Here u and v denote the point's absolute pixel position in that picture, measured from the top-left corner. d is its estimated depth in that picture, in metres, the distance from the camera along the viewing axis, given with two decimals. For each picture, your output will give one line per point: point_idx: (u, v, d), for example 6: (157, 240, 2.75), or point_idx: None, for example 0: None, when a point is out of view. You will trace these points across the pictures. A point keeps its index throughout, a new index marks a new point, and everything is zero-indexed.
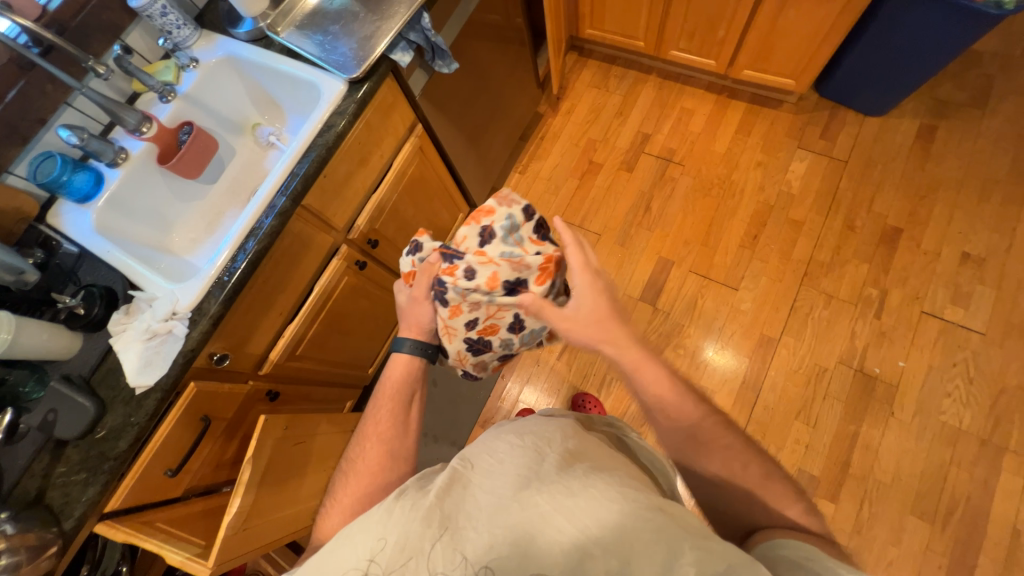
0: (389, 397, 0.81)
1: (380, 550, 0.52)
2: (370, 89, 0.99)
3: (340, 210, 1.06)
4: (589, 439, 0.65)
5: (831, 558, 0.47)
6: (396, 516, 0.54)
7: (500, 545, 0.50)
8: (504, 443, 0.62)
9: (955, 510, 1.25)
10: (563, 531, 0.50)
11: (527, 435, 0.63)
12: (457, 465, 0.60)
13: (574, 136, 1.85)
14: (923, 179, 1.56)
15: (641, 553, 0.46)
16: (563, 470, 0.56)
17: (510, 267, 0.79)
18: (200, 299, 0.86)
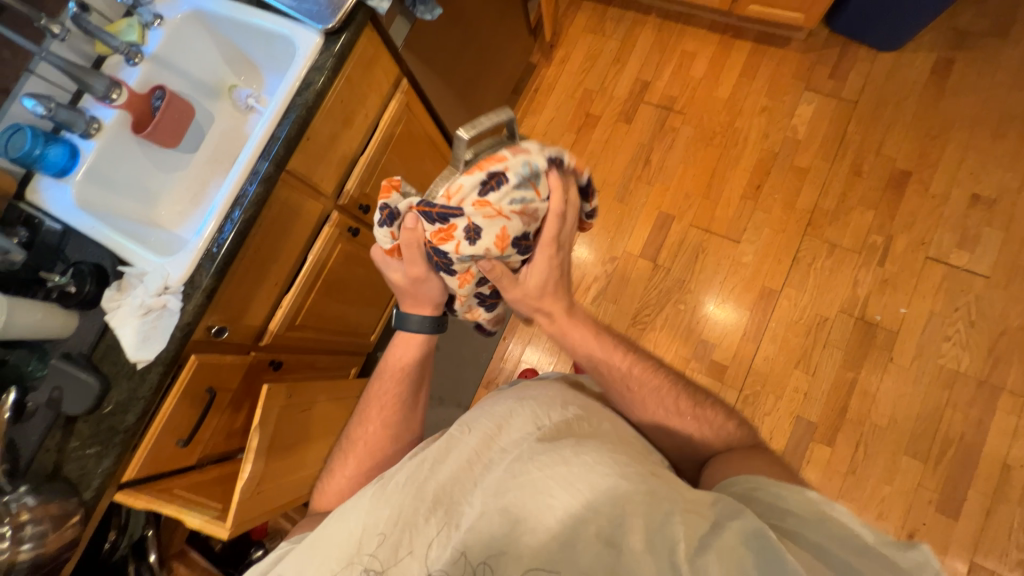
0: (391, 377, 0.78)
1: (376, 525, 0.53)
2: (347, 40, 0.92)
3: (327, 175, 1.02)
4: (585, 405, 0.66)
5: (769, 483, 0.54)
6: (391, 492, 0.56)
7: (493, 515, 0.51)
8: (499, 413, 0.63)
9: (948, 449, 1.29)
10: (555, 496, 0.50)
11: (524, 402, 0.64)
12: (451, 435, 0.61)
13: (569, 87, 1.76)
14: (936, 118, 1.49)
15: (631, 514, 0.47)
16: (558, 438, 0.57)
17: (520, 220, 0.62)
18: (191, 273, 0.85)
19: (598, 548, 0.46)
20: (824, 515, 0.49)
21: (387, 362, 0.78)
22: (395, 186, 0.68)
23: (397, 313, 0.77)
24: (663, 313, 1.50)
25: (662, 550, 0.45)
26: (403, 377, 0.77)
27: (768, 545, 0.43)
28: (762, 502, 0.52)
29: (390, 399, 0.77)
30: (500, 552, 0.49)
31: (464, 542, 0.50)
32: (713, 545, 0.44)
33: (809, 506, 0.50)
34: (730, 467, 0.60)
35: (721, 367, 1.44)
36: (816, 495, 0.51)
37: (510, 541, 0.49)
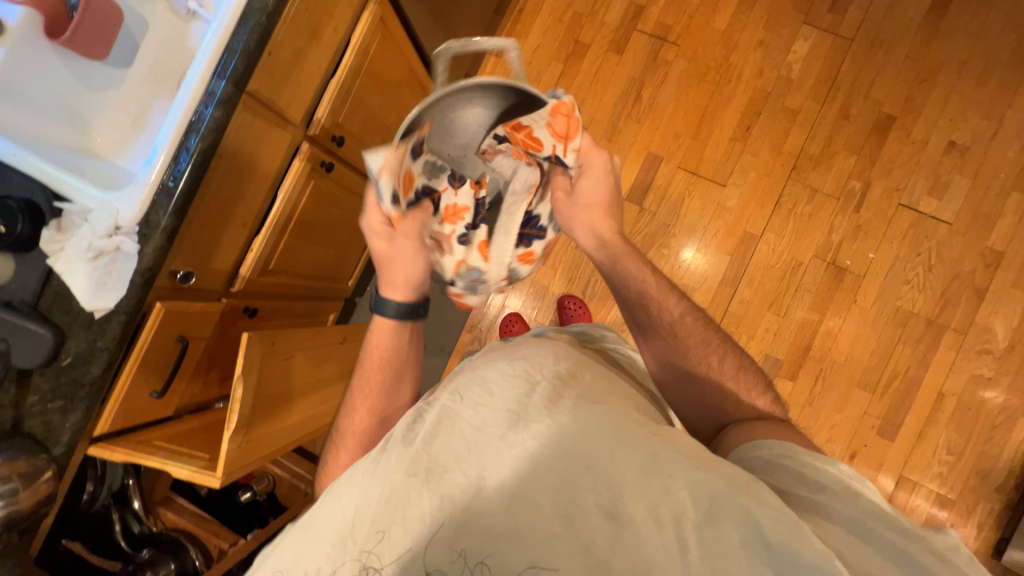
0: (373, 365, 0.78)
1: (369, 503, 0.53)
2: None
3: (295, 99, 0.90)
4: (580, 360, 0.65)
5: (802, 452, 0.57)
6: (382, 469, 0.54)
7: (489, 488, 0.51)
8: (493, 374, 0.60)
9: (894, 381, 1.42)
10: (553, 466, 0.51)
11: (518, 361, 0.61)
12: (444, 401, 0.59)
13: (557, 9, 1.61)
14: (926, 60, 1.46)
15: (633, 488, 0.49)
16: (555, 402, 0.56)
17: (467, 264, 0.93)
18: (147, 211, 0.74)
19: (599, 519, 0.48)
20: (857, 490, 0.51)
21: (370, 354, 0.79)
22: (455, 216, 0.87)
23: (376, 297, 0.80)
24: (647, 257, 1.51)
25: (666, 516, 0.48)
26: (390, 355, 0.79)
27: (787, 524, 0.45)
28: (796, 468, 0.55)
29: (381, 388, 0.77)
30: (497, 524, 0.49)
31: (458, 513, 0.51)
32: (718, 513, 0.47)
33: (845, 479, 0.53)
34: (757, 431, 0.63)
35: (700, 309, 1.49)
36: (848, 469, 0.54)
37: (508, 516, 0.50)
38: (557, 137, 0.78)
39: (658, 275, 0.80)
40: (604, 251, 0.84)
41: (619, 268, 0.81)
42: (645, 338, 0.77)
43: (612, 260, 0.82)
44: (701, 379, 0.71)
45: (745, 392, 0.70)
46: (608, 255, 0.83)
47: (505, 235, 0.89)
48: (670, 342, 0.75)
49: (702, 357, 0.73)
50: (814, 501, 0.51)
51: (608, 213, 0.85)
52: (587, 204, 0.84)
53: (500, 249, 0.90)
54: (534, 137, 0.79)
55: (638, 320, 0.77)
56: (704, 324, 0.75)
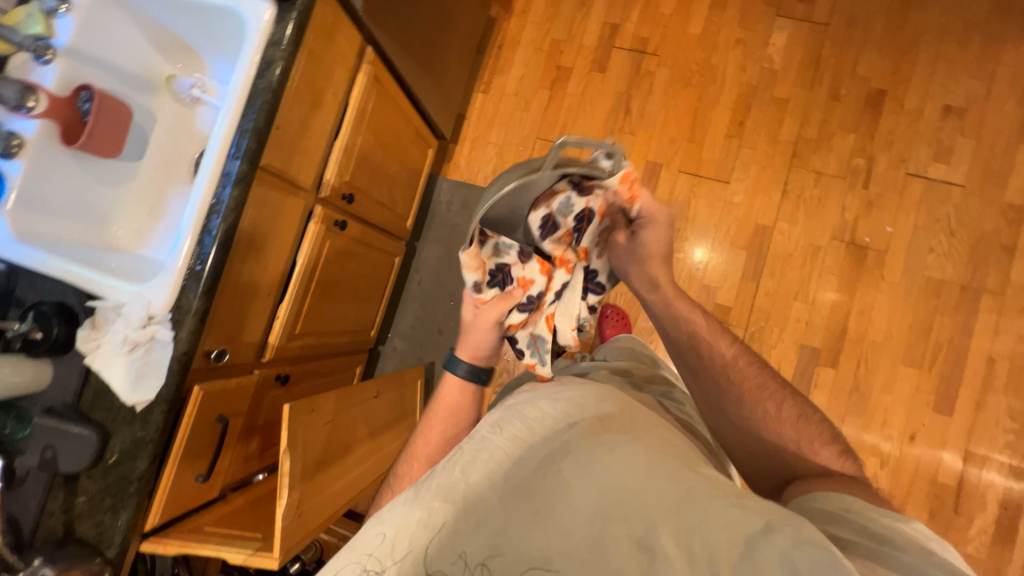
0: (440, 419, 0.81)
1: (404, 525, 0.54)
2: (304, 7, 0.77)
3: (304, 166, 0.91)
4: (614, 401, 0.69)
5: (866, 507, 0.56)
6: (419, 492, 0.56)
7: (524, 516, 0.53)
8: (532, 411, 0.65)
9: (939, 353, 1.37)
10: (589, 497, 0.53)
11: (555, 400, 0.66)
12: (484, 433, 0.62)
13: (535, 39, 1.66)
14: (905, 32, 1.48)
15: (667, 520, 0.50)
16: (593, 439, 0.59)
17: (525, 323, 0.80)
18: (177, 296, 0.74)
19: (631, 550, 0.49)
20: (929, 550, 0.50)
21: (438, 406, 0.82)
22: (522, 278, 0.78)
23: (450, 357, 0.83)
24: None
25: (700, 550, 0.48)
26: (453, 411, 0.81)
27: (824, 553, 0.45)
28: (857, 522, 0.55)
29: (445, 444, 0.79)
30: (530, 553, 0.50)
31: (491, 541, 0.51)
32: (757, 550, 0.47)
33: (924, 541, 0.51)
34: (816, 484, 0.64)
35: (725, 309, 1.47)
36: (923, 529, 0.53)
37: (542, 546, 0.50)
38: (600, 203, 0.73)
39: (713, 325, 0.85)
40: (656, 294, 0.86)
41: (674, 327, 0.86)
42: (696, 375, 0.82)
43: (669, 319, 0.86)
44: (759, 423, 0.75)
45: (807, 441, 0.72)
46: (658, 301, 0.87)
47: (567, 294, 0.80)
48: (722, 386, 0.79)
49: (758, 398, 0.77)
50: (858, 551, 0.51)
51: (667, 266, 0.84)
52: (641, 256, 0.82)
53: (565, 311, 0.80)
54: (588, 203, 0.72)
55: (691, 362, 0.82)
56: (759, 369, 0.80)
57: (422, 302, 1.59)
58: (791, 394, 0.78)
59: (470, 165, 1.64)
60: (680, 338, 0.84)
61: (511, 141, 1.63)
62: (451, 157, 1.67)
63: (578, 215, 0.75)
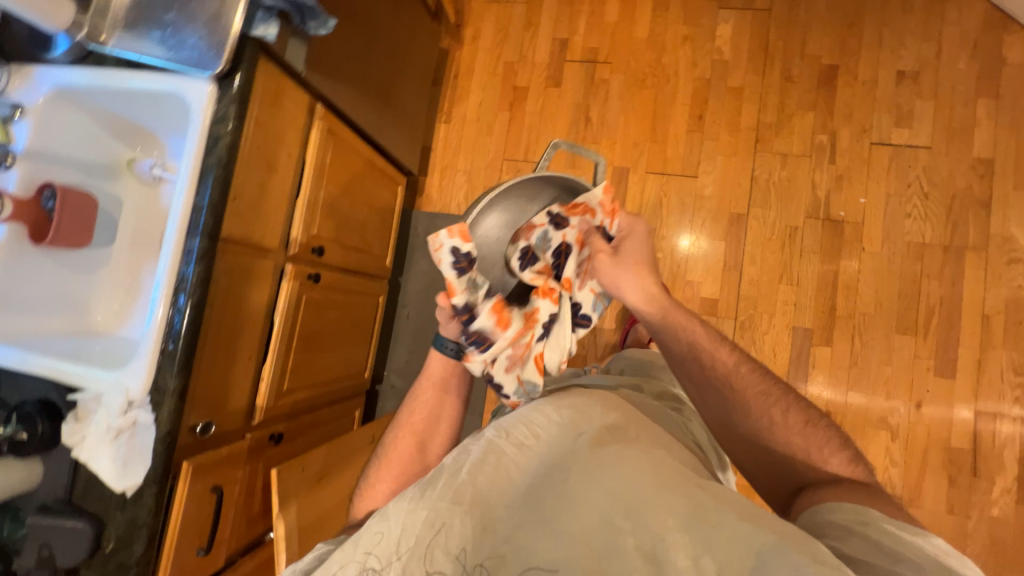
0: (430, 389, 0.89)
1: (414, 524, 0.58)
2: (244, 80, 0.80)
3: (268, 229, 0.93)
4: (626, 414, 0.70)
5: (885, 520, 0.56)
6: (429, 494, 0.61)
7: (529, 524, 0.55)
8: (541, 420, 0.68)
9: (932, 316, 1.36)
10: (592, 507, 0.54)
11: (564, 410, 0.70)
12: (495, 441, 0.66)
13: (489, 65, 1.69)
14: (847, 5, 1.49)
15: (674, 529, 0.49)
16: (599, 450, 0.60)
17: (504, 367, 0.76)
18: (153, 378, 0.75)
19: (640, 562, 0.48)
20: (951, 569, 0.50)
21: (426, 378, 0.89)
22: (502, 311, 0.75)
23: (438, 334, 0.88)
24: None
25: (709, 559, 0.46)
26: (440, 381, 0.89)
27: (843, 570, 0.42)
28: (876, 537, 0.54)
29: (428, 414, 0.88)
30: (533, 559, 0.52)
31: (497, 545, 0.55)
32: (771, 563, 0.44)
33: (937, 557, 0.51)
34: (829, 497, 0.64)
35: (712, 301, 1.47)
36: (945, 546, 0.53)
37: (544, 553, 0.52)
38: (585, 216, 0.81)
39: (710, 331, 0.80)
40: (651, 306, 0.78)
41: (673, 338, 0.78)
42: (698, 387, 0.78)
43: (669, 332, 0.78)
44: (766, 430, 0.74)
45: (816, 449, 0.72)
46: (654, 313, 0.79)
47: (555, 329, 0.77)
48: (726, 395, 0.76)
49: (763, 406, 0.75)
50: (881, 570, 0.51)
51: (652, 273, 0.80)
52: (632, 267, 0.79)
53: (554, 348, 0.76)
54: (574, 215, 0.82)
55: (693, 372, 0.78)
56: (762, 375, 0.77)
57: (414, 336, 1.60)
58: (794, 401, 0.76)
59: (442, 195, 1.67)
60: (678, 353, 0.78)
61: (478, 166, 1.66)
62: (422, 190, 1.69)
63: (556, 250, 0.81)
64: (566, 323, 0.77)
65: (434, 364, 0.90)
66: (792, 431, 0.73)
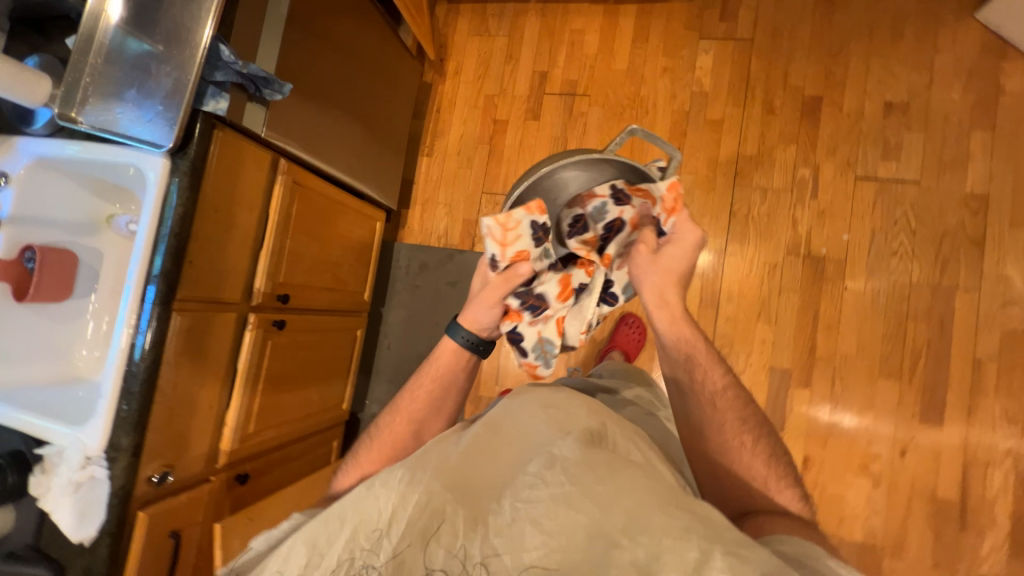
0: (429, 381, 0.86)
1: (402, 505, 0.56)
2: (197, 152, 0.86)
3: (229, 284, 0.98)
4: (611, 419, 0.69)
5: (828, 557, 0.54)
6: (419, 475, 0.59)
7: (521, 520, 0.53)
8: (527, 416, 0.67)
9: (919, 360, 1.30)
10: (585, 513, 0.52)
11: (550, 409, 0.67)
12: (482, 432, 0.65)
13: (470, 98, 1.71)
14: (833, 33, 1.44)
15: (669, 548, 0.47)
16: (592, 453, 0.58)
17: (532, 322, 0.78)
18: (109, 436, 0.82)
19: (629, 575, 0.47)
20: None
21: (428, 368, 0.86)
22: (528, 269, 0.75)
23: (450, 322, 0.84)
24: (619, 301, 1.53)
25: None
26: (440, 376, 0.86)
27: None
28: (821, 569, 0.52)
29: (428, 407, 0.85)
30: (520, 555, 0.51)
31: (489, 539, 0.53)
32: None
33: None
34: (772, 526, 0.66)
35: None
36: None
37: (531, 554, 0.51)
38: (649, 201, 0.78)
39: (708, 348, 0.81)
40: (663, 311, 0.78)
41: (678, 347, 0.80)
42: (686, 397, 0.80)
43: (680, 340, 0.80)
44: (733, 453, 0.77)
45: (772, 479, 0.75)
46: (665, 317, 0.79)
47: (581, 303, 0.79)
48: (708, 412, 0.78)
49: (736, 430, 0.77)
50: None
51: (679, 281, 0.80)
52: (661, 270, 0.79)
53: (577, 320, 0.78)
54: (638, 197, 0.78)
55: (682, 383, 0.80)
56: (744, 402, 0.80)
57: (394, 365, 1.64)
58: (761, 435, 0.79)
59: (423, 227, 1.70)
60: (678, 363, 0.80)
61: (458, 199, 1.68)
62: (404, 222, 1.72)
63: (608, 224, 0.79)
64: (593, 299, 0.78)
65: (441, 355, 0.86)
66: (752, 460, 0.76)
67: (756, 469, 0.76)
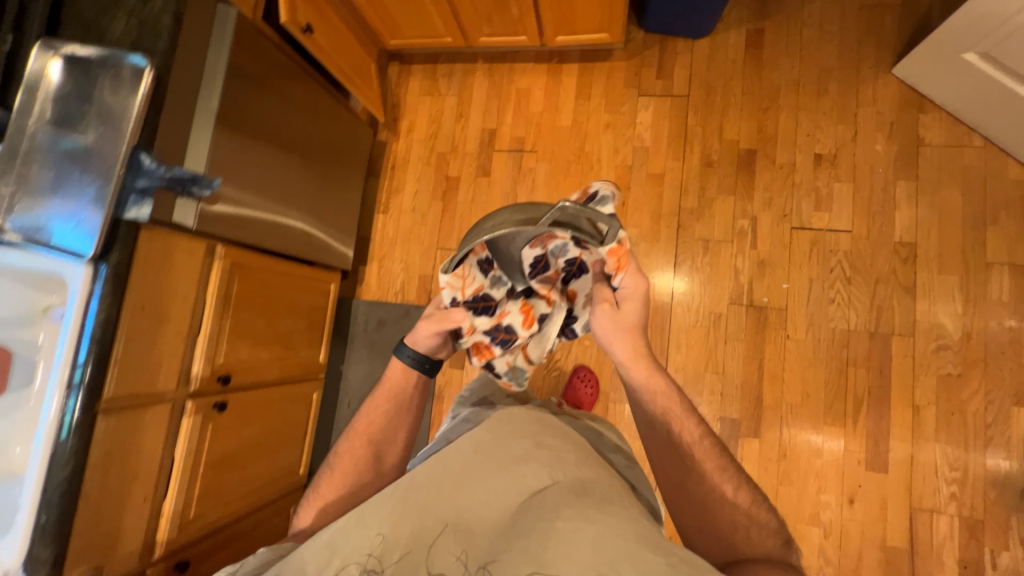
0: (382, 399, 0.90)
1: (395, 533, 0.60)
2: (119, 258, 0.87)
3: (162, 376, 0.99)
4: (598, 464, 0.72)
5: None
6: (413, 504, 0.63)
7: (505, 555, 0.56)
8: (517, 450, 0.70)
9: (861, 407, 1.32)
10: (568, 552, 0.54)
11: (540, 445, 0.71)
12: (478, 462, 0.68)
13: (423, 156, 1.76)
14: (763, 89, 1.51)
15: None
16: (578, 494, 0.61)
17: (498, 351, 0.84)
18: (28, 549, 0.82)
19: None
20: None
21: (381, 389, 0.90)
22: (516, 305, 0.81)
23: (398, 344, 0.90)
24: (572, 353, 1.55)
25: None
26: (393, 396, 0.89)
27: None
28: None
29: (384, 426, 0.88)
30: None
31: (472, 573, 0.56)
32: None
33: None
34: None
35: None
36: None
37: None
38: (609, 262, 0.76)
39: (678, 396, 0.82)
40: (635, 363, 0.80)
41: (648, 397, 0.81)
42: (662, 445, 0.80)
43: (648, 390, 0.81)
44: (711, 501, 0.76)
45: (754, 528, 0.74)
46: (639, 370, 0.81)
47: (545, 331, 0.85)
48: (685, 459, 0.79)
49: (715, 478, 0.77)
50: None
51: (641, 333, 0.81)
52: (624, 326, 0.80)
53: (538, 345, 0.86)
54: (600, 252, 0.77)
55: (658, 434, 0.80)
56: (719, 451, 0.80)
57: None
58: (742, 483, 0.78)
59: (381, 283, 1.72)
60: (650, 413, 0.81)
61: (414, 255, 1.71)
62: (362, 278, 1.74)
63: (568, 262, 0.80)
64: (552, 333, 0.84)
65: (393, 372, 0.90)
66: (733, 507, 0.75)
67: (740, 519, 0.75)
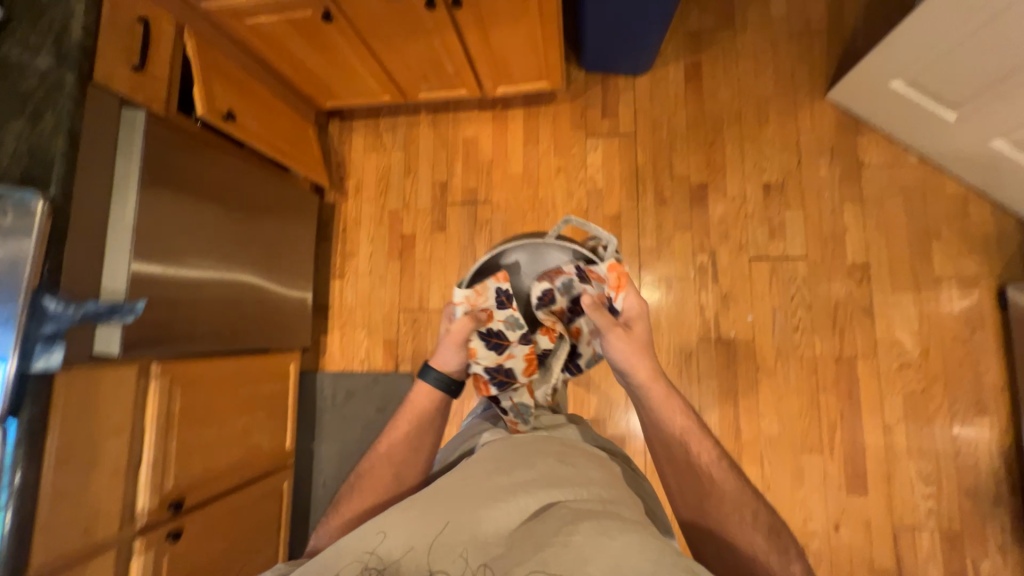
0: (407, 418, 0.82)
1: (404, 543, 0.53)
2: (31, 415, 0.79)
3: (99, 523, 0.91)
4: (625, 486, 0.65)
5: None
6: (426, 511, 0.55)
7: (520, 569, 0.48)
8: (541, 467, 0.63)
9: (835, 432, 1.34)
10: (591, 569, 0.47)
11: (563, 464, 0.65)
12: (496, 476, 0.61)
13: (374, 215, 1.69)
14: (706, 122, 1.52)
15: None
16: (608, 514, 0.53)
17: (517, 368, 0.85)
18: None
19: None
20: None
21: (405, 407, 0.82)
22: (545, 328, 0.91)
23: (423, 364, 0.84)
24: None
25: None
26: (419, 414, 0.82)
27: None
28: None
29: (408, 444, 0.79)
30: None
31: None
32: None
33: None
34: None
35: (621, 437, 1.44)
36: None
37: None
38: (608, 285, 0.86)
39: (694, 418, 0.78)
40: (655, 382, 0.79)
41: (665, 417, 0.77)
42: (680, 470, 0.75)
43: (664, 409, 0.78)
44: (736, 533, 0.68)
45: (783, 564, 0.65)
46: (656, 389, 0.78)
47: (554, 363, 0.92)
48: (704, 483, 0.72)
49: (737, 505, 0.70)
50: None
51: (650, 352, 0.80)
52: (638, 345, 0.80)
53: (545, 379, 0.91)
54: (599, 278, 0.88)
55: (675, 455, 0.75)
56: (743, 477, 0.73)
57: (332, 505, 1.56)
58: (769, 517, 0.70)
59: (345, 353, 1.64)
60: (666, 433, 0.77)
61: (376, 319, 1.64)
62: (324, 349, 1.66)
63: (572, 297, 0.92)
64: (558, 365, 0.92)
65: (418, 393, 0.84)
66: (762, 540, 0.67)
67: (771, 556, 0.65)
